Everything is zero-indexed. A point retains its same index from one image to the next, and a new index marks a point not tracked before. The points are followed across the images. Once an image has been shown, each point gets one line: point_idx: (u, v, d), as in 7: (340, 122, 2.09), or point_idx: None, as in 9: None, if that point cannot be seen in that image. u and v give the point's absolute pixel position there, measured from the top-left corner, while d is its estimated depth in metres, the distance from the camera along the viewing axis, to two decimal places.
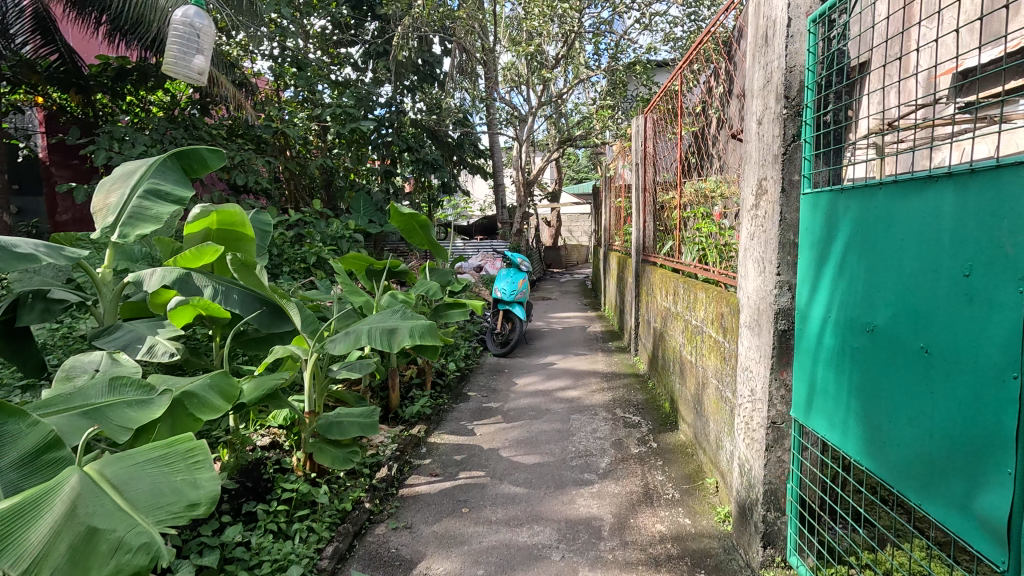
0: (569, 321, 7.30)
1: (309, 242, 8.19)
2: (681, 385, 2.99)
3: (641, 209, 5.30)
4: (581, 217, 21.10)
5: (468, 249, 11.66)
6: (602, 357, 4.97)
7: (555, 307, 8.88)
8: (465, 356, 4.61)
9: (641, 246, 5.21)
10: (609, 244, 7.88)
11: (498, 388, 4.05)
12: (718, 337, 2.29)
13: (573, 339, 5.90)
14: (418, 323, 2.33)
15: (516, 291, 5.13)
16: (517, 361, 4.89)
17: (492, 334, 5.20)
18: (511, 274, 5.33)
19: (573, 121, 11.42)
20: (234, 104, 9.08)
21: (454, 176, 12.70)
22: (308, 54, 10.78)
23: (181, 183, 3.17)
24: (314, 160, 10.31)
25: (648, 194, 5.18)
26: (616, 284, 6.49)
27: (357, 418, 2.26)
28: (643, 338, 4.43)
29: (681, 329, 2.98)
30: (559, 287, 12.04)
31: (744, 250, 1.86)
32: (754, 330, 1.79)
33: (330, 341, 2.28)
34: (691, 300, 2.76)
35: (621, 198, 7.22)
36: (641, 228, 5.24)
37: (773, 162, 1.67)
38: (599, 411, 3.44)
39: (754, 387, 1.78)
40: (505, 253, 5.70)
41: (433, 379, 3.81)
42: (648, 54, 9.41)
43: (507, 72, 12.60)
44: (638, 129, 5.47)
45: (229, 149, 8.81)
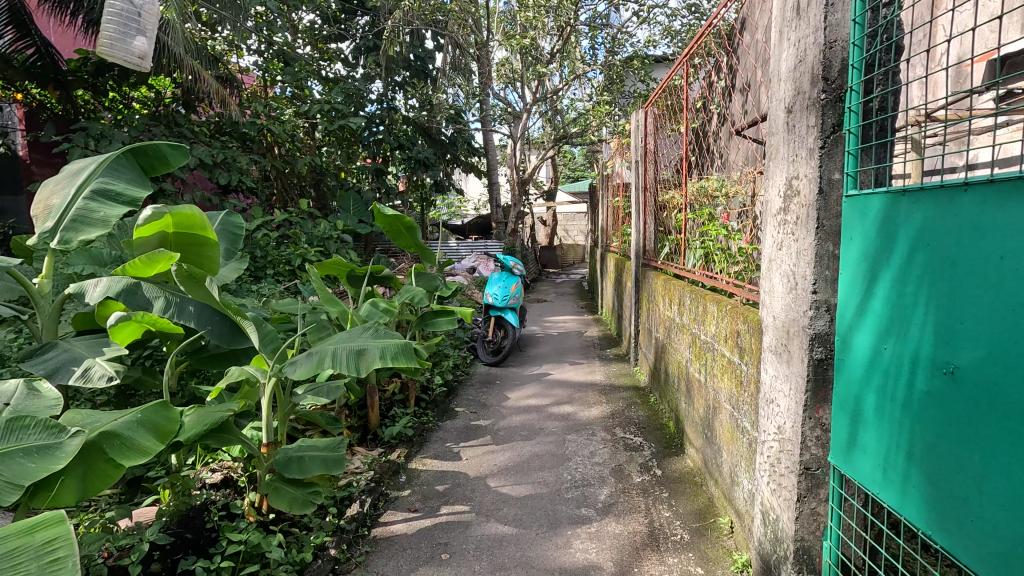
0: (565, 325, 7.03)
1: (294, 243, 7.89)
2: (688, 405, 2.73)
3: (641, 210, 4.99)
4: (577, 216, 20.85)
5: (462, 249, 11.38)
6: (600, 366, 4.70)
7: (551, 310, 8.61)
8: (453, 366, 4.34)
9: (640, 250, 4.90)
10: (607, 245, 7.62)
11: (488, 402, 3.78)
12: (733, 357, 2.02)
13: (569, 346, 5.63)
14: (390, 342, 2.05)
15: (508, 296, 4.86)
16: (510, 371, 4.61)
17: (483, 342, 4.93)
18: (504, 278, 5.06)
19: (569, 118, 11.14)
20: (218, 100, 8.79)
21: (448, 174, 12.42)
22: (296, 49, 10.48)
23: (136, 182, 2.86)
24: (302, 159, 10.02)
25: (648, 194, 4.87)
26: (614, 287, 6.23)
27: (319, 453, 1.98)
28: (643, 348, 4.16)
29: (688, 344, 2.71)
30: (555, 288, 11.76)
31: (769, 261, 1.58)
32: (782, 357, 1.51)
33: (290, 364, 2.00)
34: (700, 313, 2.49)
35: (619, 197, 6.96)
36: (642, 232, 4.92)
37: (807, 159, 1.39)
38: (598, 430, 3.17)
39: (782, 425, 1.50)
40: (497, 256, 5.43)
41: (417, 395, 3.52)
42: (646, 48, 9.15)
43: (502, 69, 12.34)
44: (638, 123, 5.13)
45: (212, 147, 8.52)
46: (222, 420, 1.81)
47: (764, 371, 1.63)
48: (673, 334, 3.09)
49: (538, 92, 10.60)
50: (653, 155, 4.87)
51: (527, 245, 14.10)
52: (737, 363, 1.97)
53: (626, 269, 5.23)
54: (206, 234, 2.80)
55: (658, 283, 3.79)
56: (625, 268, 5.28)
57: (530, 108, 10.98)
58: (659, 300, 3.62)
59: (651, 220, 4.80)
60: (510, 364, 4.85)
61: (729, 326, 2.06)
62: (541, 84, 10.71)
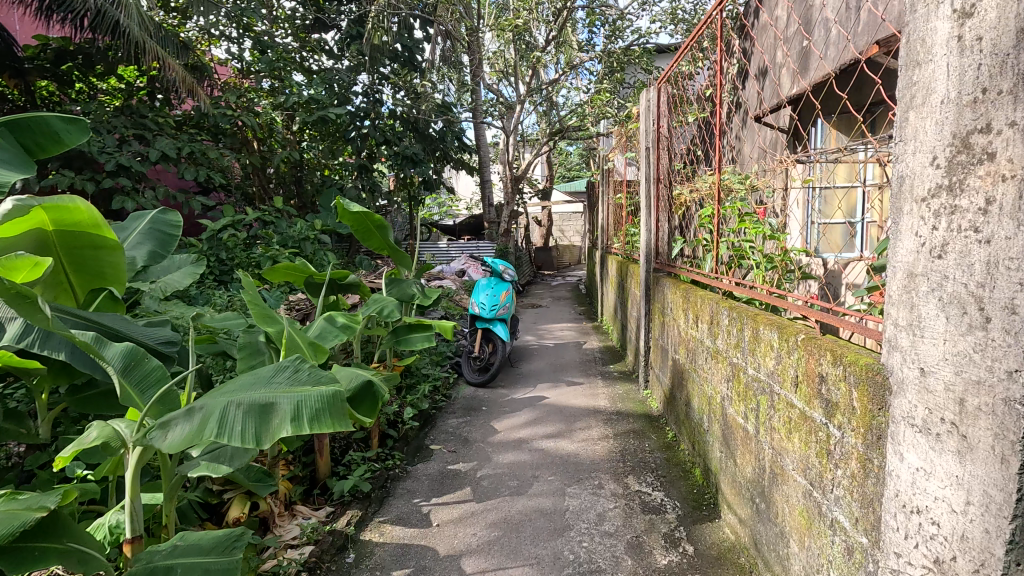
0: (563, 335, 6.40)
1: (266, 243, 7.24)
2: (725, 456, 2.10)
3: (650, 208, 4.18)
4: (573, 216, 20.25)
5: (452, 250, 10.74)
6: (603, 387, 4.07)
7: (547, 316, 7.99)
8: (432, 388, 3.71)
9: (652, 253, 4.11)
10: (607, 246, 6.99)
11: (472, 436, 3.14)
12: (810, 411, 1.39)
13: (567, 360, 5.01)
14: (312, 392, 1.38)
15: (497, 306, 4.23)
16: (499, 393, 3.97)
17: (469, 359, 4.29)
18: (492, 285, 4.43)
19: (565, 112, 10.54)
20: (186, 88, 8.15)
21: (437, 171, 11.79)
22: (274, 38, 9.85)
23: (13, 165, 2.18)
24: (280, 154, 9.38)
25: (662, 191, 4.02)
26: (616, 293, 5.61)
27: (200, 559, 1.33)
28: (655, 367, 3.53)
29: (724, 377, 2.09)
30: (551, 292, 11.10)
31: (910, 276, 0.96)
32: (943, 441, 0.88)
33: (161, 428, 1.33)
34: (747, 339, 1.86)
35: (620, 194, 6.35)
36: (656, 234, 4.10)
37: (1016, 94, 0.77)
38: (605, 478, 2.53)
39: (947, 560, 0.87)
40: (485, 259, 4.79)
41: (383, 429, 2.89)
42: (649, 37, 8.56)
43: (495, 60, 11.73)
44: (650, 104, 3.98)
45: (179, 139, 7.89)
46: (29, 525, 1.14)
47: (892, 453, 1.01)
48: (699, 360, 2.46)
49: (532, 84, 10.01)
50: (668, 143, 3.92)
51: (521, 246, 13.49)
52: (819, 420, 1.35)
53: (631, 273, 4.57)
54: (104, 235, 2.22)
55: (673, 294, 3.12)
56: (631, 272, 4.62)
57: (523, 101, 10.38)
58: (676, 313, 2.98)
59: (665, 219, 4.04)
60: (499, 384, 4.22)
61: (803, 366, 1.44)
62: (535, 75, 10.11)
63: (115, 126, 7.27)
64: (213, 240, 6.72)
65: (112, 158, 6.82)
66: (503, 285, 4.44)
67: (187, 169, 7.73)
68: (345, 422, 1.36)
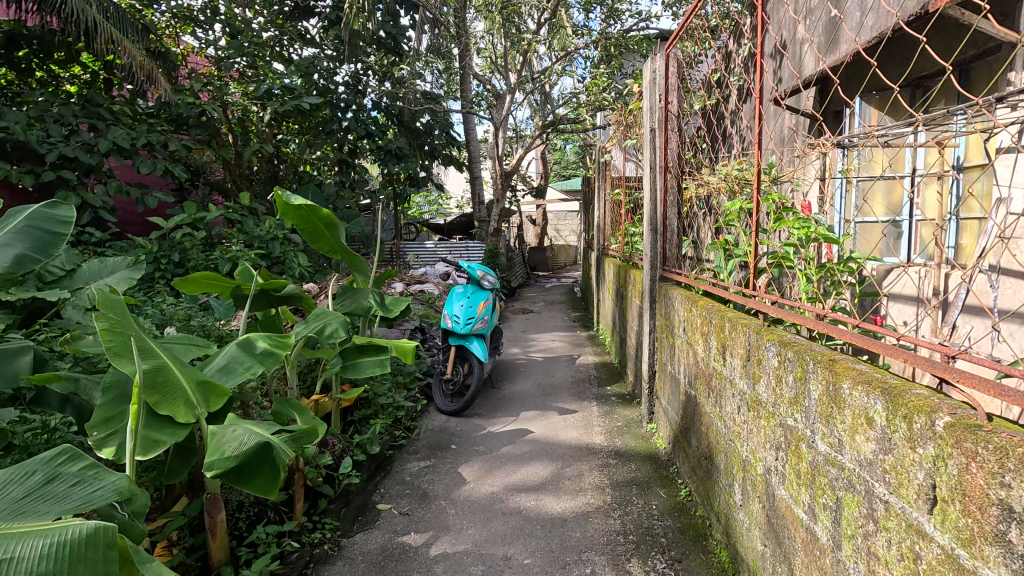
0: (556, 347, 5.76)
1: (229, 244, 6.60)
2: (770, 556, 1.47)
3: (652, 201, 3.16)
4: (569, 216, 19.64)
5: (439, 251, 10.12)
6: (599, 416, 3.43)
7: (539, 322, 7.38)
8: (391, 422, 3.07)
9: (661, 255, 3.09)
10: (605, 248, 6.35)
11: (432, 490, 2.50)
12: (974, 565, 0.76)
13: (558, 378, 4.38)
14: (29, 545, 1.04)
15: (473, 320, 3.61)
16: (475, 425, 3.34)
17: (440, 382, 3.65)
18: (468, 294, 3.81)
19: (558, 104, 9.96)
20: (145, 74, 7.50)
21: (425, 168, 11.17)
22: (248, 24, 9.21)
23: None
24: (251, 147, 8.74)
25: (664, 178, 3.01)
26: (614, 301, 4.98)
27: None
28: (661, 398, 2.90)
29: (771, 443, 1.46)
30: (543, 295, 10.47)
31: None
32: None
33: None
34: (814, 400, 1.23)
35: (618, 190, 5.74)
36: (664, 232, 3.07)
37: None
38: (599, 563, 1.90)
39: None
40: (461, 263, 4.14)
41: (314, 487, 2.24)
42: (648, 23, 7.97)
43: (484, 50, 11.12)
44: (654, 76, 3.06)
45: (138, 130, 7.24)
46: None
47: None
48: (727, 407, 1.83)
49: (523, 74, 9.43)
50: (678, 117, 2.94)
51: (513, 247, 12.88)
52: None
53: (633, 277, 3.87)
54: None
55: (685, 315, 2.41)
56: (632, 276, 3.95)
57: (514, 91, 9.78)
58: (689, 338, 2.33)
59: (673, 211, 3.06)
60: (477, 411, 3.58)
61: (952, 478, 0.81)
62: (527, 63, 9.48)
63: (63, 115, 6.62)
64: (168, 241, 6.09)
65: (55, 150, 6.16)
66: (481, 297, 3.79)
67: (146, 163, 7.08)
68: (89, 573, 1.07)
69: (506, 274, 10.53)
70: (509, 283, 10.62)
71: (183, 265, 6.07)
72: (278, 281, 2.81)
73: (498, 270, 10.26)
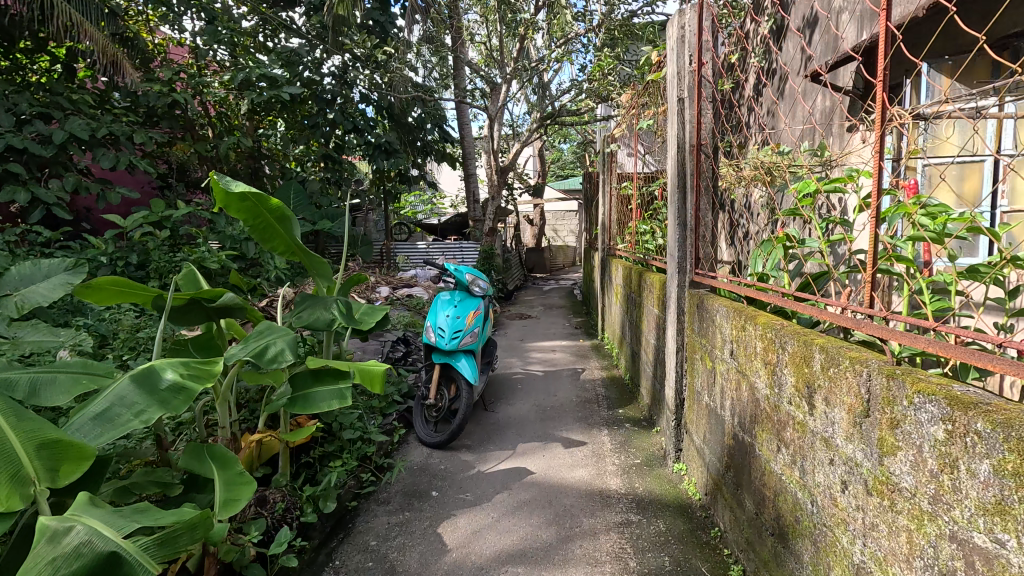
0: (557, 359, 5.17)
1: (199, 243, 6.03)
2: None
3: (680, 187, 2.46)
4: (568, 216, 19.06)
5: (431, 251, 9.56)
6: (611, 448, 2.86)
7: (538, 328, 6.80)
8: (357, 462, 2.50)
9: (691, 255, 2.41)
10: (611, 248, 5.77)
11: (403, 561, 1.93)
12: None
13: (561, 398, 3.81)
14: None
15: (460, 334, 3.03)
16: (463, 462, 2.76)
17: (422, 407, 3.07)
18: (452, 303, 3.21)
19: (557, 96, 9.40)
20: (111, 60, 6.92)
21: (416, 164, 10.59)
22: (226, 10, 8.61)
23: None
24: (228, 140, 8.16)
25: (697, 155, 2.33)
26: (624, 307, 4.41)
27: None
28: (692, 433, 2.34)
29: (929, 565, 0.89)
30: (542, 299, 9.91)
31: None
32: None
33: None
34: None
35: (626, 184, 5.17)
36: (697, 227, 2.37)
37: None
38: None
39: None
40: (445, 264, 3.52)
41: (241, 569, 1.67)
42: (655, 7, 7.41)
43: (479, 41, 10.54)
44: (683, 33, 2.41)
45: (100, 120, 6.65)
46: None
47: None
48: (817, 479, 1.26)
49: (520, 64, 8.85)
50: (716, 79, 2.29)
51: (509, 248, 12.30)
52: None
53: (651, 280, 3.28)
54: None
55: (733, 334, 1.83)
56: (649, 279, 3.36)
57: (510, 82, 9.19)
58: (742, 367, 1.75)
59: (708, 199, 2.38)
60: (465, 443, 3.00)
61: None
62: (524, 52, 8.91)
63: (16, 103, 6.01)
64: (127, 241, 5.50)
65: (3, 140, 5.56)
66: (470, 306, 3.20)
67: (110, 157, 6.47)
68: None
69: (501, 277, 9.95)
70: (505, 286, 10.04)
71: (144, 267, 5.47)
72: (214, 290, 2.29)
73: (494, 273, 9.67)
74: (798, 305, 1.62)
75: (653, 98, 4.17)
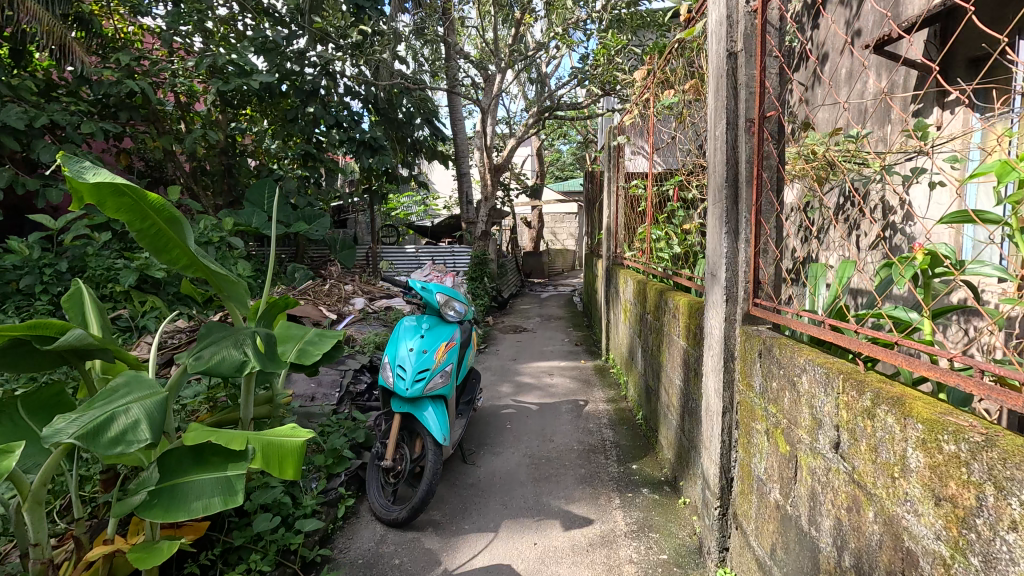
0: (554, 384, 4.45)
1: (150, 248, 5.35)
2: None
3: (730, 177, 1.71)
4: (567, 217, 18.31)
5: (421, 256, 8.84)
6: (625, 531, 2.15)
7: (535, 344, 6.07)
8: (270, 567, 1.79)
9: (748, 277, 1.68)
10: (619, 256, 5.04)
11: None
12: None
13: (560, 443, 3.09)
14: None
15: (426, 377, 2.31)
16: (426, 553, 2.05)
17: (376, 468, 2.36)
18: (414, 336, 2.47)
19: (557, 89, 8.63)
20: (58, 42, 6.20)
21: (405, 162, 9.86)
22: None
23: None
24: (194, 134, 7.46)
25: (759, 129, 1.58)
26: (635, 328, 3.69)
27: None
28: (747, 535, 1.63)
29: None
30: (539, 308, 9.15)
31: None
32: None
33: None
34: None
35: (637, 181, 4.45)
36: (758, 236, 1.62)
37: None
38: None
39: None
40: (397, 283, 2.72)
41: None
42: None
43: (472, 30, 9.78)
44: None
45: (43, 109, 5.94)
46: None
47: None
48: None
49: (516, 52, 8.05)
50: (787, 15, 1.56)
51: (505, 252, 11.58)
52: None
53: (676, 301, 2.56)
54: None
55: (843, 421, 1.11)
56: (671, 300, 2.65)
57: (505, 73, 8.42)
58: (866, 481, 1.03)
59: (774, 192, 1.62)
60: (432, 518, 2.29)
61: None
62: (520, 39, 8.13)
63: None
64: (62, 245, 4.82)
65: None
66: (443, 338, 2.48)
67: (52, 150, 5.79)
68: None
69: (496, 283, 9.22)
70: (499, 293, 9.30)
71: (80, 275, 4.78)
72: (62, 321, 1.62)
73: (487, 280, 8.93)
74: (991, 390, 0.90)
75: (672, 77, 3.46)
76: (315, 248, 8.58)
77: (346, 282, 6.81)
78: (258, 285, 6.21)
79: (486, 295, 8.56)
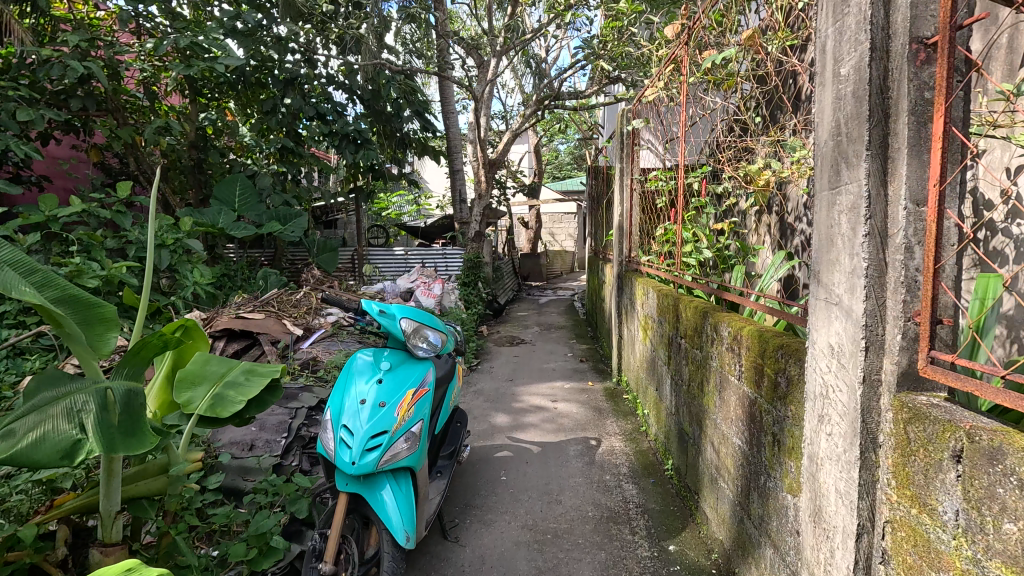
0: (558, 413, 3.77)
1: (89, 252, 4.66)
2: None
3: (876, 138, 1.01)
4: (566, 217, 17.62)
5: (410, 260, 8.13)
6: None
7: (535, 359, 5.38)
8: None
9: (910, 311, 0.97)
10: (634, 261, 4.35)
11: None
12: None
13: (569, 505, 2.41)
14: None
15: (382, 451, 1.59)
16: None
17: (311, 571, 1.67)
18: (369, 384, 1.73)
19: (557, 77, 7.90)
20: None
21: (394, 158, 9.15)
22: None
23: None
24: (155, 125, 6.76)
25: (952, 47, 0.87)
26: (658, 352, 3.02)
27: None
28: None
29: None
30: (538, 315, 8.44)
31: None
32: None
33: None
34: None
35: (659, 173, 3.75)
36: (938, 244, 0.91)
37: None
38: None
39: None
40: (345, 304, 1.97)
41: None
42: None
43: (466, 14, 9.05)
44: None
45: None
46: None
47: None
48: None
49: (512, 33, 7.33)
50: None
51: (501, 254, 10.86)
52: None
53: (732, 328, 1.86)
54: None
55: None
56: (723, 324, 1.95)
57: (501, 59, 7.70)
58: None
59: (965, 165, 0.92)
60: None
61: None
62: (517, 21, 7.40)
63: None
64: None
65: None
66: (407, 387, 1.76)
67: None
68: None
69: (491, 289, 8.53)
70: (493, 299, 8.59)
71: None
72: None
73: (481, 284, 8.21)
74: None
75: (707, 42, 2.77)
76: (294, 250, 7.88)
77: (323, 289, 6.11)
78: (222, 293, 5.52)
79: (480, 302, 7.85)
